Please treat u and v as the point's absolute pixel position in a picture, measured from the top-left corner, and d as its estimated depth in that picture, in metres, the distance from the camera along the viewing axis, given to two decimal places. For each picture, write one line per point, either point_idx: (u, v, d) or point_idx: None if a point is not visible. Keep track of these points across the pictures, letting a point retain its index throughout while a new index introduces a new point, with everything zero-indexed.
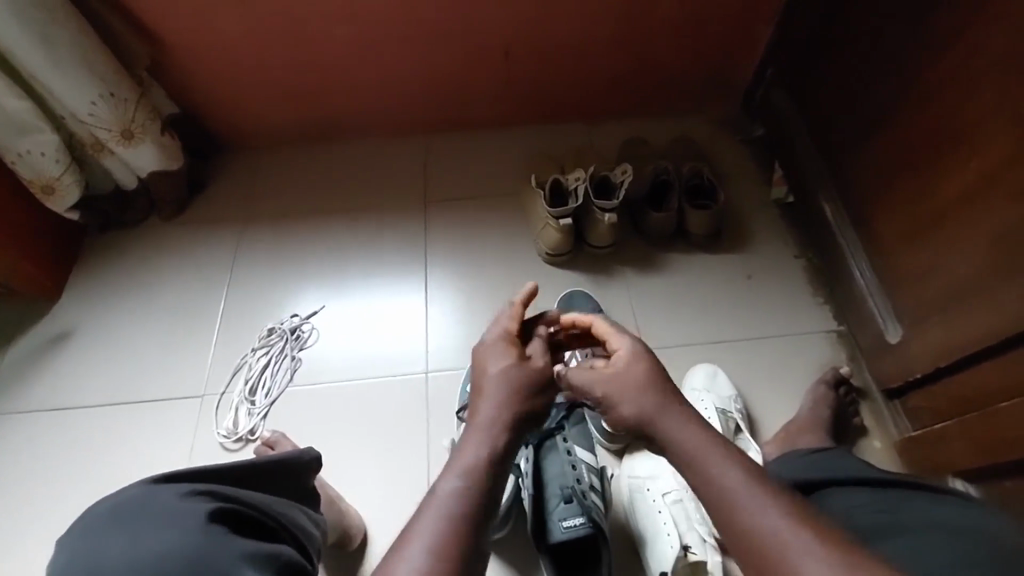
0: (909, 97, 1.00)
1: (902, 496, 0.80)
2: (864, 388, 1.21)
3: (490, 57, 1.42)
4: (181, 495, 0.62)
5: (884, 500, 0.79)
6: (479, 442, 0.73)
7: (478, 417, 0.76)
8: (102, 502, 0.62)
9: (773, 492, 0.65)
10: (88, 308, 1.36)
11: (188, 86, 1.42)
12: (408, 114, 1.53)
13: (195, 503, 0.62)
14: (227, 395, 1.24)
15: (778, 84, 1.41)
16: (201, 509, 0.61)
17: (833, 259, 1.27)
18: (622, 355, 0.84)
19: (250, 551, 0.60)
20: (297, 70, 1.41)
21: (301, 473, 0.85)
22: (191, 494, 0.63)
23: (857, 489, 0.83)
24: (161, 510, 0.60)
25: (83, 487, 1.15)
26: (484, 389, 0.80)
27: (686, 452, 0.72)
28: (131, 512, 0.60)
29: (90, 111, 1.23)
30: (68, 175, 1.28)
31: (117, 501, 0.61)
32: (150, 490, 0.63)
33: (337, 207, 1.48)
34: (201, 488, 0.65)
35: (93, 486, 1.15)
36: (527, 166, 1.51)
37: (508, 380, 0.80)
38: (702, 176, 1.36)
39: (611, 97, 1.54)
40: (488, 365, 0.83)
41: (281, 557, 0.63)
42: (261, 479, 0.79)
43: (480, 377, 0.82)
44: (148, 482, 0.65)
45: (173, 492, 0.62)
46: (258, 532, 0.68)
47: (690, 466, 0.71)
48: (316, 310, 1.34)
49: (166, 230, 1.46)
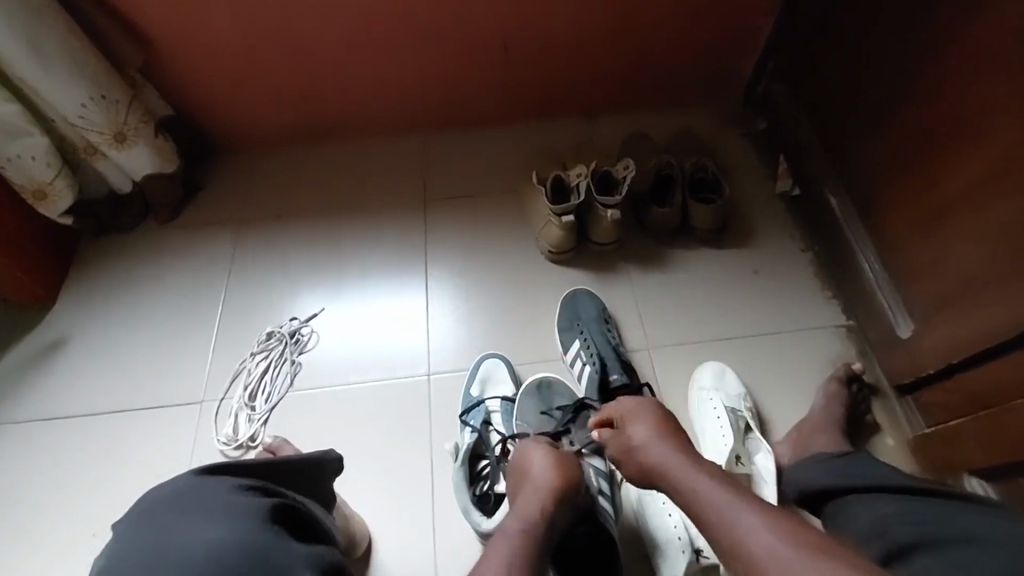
0: (918, 86, 0.97)
1: (935, 505, 0.78)
2: (875, 383, 1.18)
3: (488, 52, 1.39)
4: (234, 490, 0.65)
5: (919, 510, 0.78)
6: (522, 514, 0.79)
7: (522, 498, 0.82)
8: (160, 491, 0.66)
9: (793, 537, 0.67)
10: (83, 314, 1.34)
11: (181, 87, 1.39)
12: (407, 112, 1.50)
13: (248, 497, 0.65)
14: (226, 401, 1.22)
15: (780, 76, 1.39)
16: (258, 503, 0.64)
17: (842, 252, 1.24)
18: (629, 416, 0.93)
19: (303, 548, 0.63)
20: (293, 69, 1.38)
21: (326, 474, 0.85)
22: (243, 489, 0.66)
23: (890, 496, 0.83)
24: (220, 502, 0.63)
25: (84, 496, 1.13)
26: (525, 473, 0.87)
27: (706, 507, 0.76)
28: (190, 501, 0.63)
29: (80, 114, 1.20)
30: (61, 178, 1.25)
31: (174, 492, 0.65)
32: (206, 481, 0.66)
33: (335, 208, 1.45)
34: (253, 483, 0.68)
35: (95, 497, 1.13)
36: (527, 163, 1.49)
37: (540, 477, 0.84)
38: (706, 168, 1.33)
39: (610, 91, 1.52)
40: (529, 453, 0.89)
41: (328, 557, 0.65)
42: (290, 480, 0.79)
43: (523, 471, 0.87)
44: (198, 475, 0.67)
45: (228, 487, 0.65)
46: (303, 529, 0.70)
47: (713, 518, 0.74)
48: (315, 313, 1.31)
49: (162, 234, 1.44)
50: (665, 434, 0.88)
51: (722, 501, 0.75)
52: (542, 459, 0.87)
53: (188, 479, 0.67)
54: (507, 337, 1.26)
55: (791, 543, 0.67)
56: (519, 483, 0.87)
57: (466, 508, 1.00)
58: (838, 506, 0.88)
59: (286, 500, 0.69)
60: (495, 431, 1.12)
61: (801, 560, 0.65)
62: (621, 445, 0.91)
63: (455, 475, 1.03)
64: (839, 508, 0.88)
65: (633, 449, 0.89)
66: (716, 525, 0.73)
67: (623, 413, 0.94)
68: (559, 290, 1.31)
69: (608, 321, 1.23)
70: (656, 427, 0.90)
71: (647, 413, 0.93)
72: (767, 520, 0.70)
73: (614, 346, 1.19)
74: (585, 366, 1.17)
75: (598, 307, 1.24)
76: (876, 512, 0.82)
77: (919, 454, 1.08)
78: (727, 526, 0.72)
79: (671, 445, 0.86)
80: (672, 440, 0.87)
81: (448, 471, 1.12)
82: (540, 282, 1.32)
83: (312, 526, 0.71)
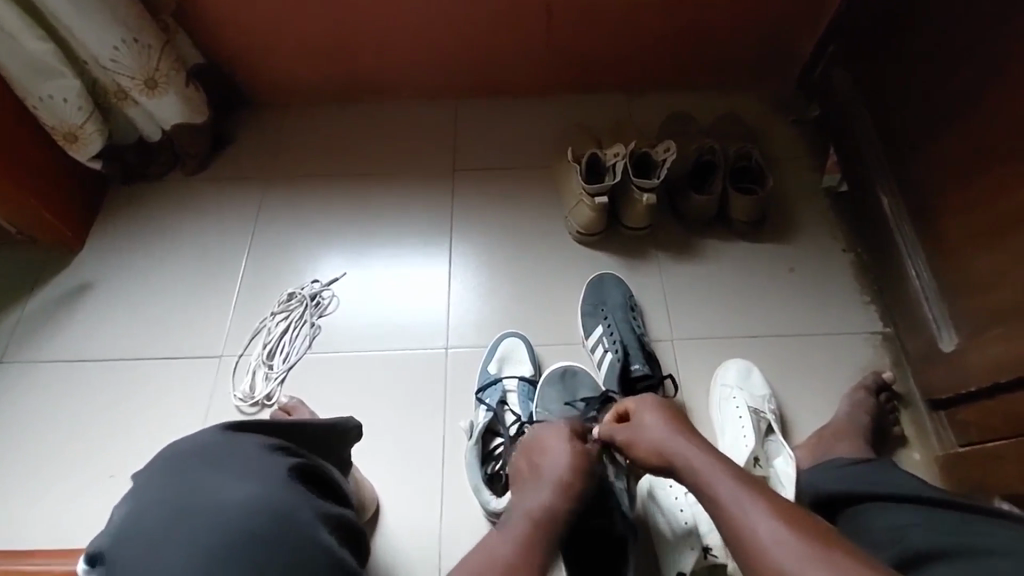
0: (998, 82, 0.89)
1: (954, 518, 0.76)
2: (906, 396, 1.14)
3: (530, 16, 1.32)
4: (262, 448, 0.66)
5: (935, 520, 0.76)
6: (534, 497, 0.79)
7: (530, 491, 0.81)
8: (188, 441, 0.66)
9: (817, 544, 0.64)
10: (109, 260, 1.35)
11: (213, 35, 1.36)
12: (440, 76, 1.45)
13: (274, 456, 0.66)
14: (245, 357, 1.22)
15: (839, 60, 1.29)
16: (281, 463, 0.65)
17: (888, 258, 1.18)
18: (649, 411, 0.88)
19: (321, 508, 0.65)
20: (326, 23, 1.34)
21: (348, 445, 0.84)
22: (270, 448, 0.67)
23: (906, 507, 0.81)
24: (245, 461, 0.63)
25: (108, 435, 1.16)
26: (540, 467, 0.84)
27: (722, 501, 0.72)
28: (215, 456, 0.64)
29: (111, 57, 1.18)
30: (91, 123, 1.25)
31: (199, 443, 0.65)
32: (231, 436, 0.67)
33: (362, 172, 1.42)
34: (277, 442, 0.68)
35: (118, 438, 1.16)
36: (561, 138, 1.43)
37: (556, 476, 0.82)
38: (750, 158, 1.26)
39: (656, 67, 1.44)
40: (550, 448, 0.86)
41: (342, 520, 0.67)
42: (311, 442, 0.78)
43: (541, 458, 0.85)
44: (224, 428, 0.68)
45: (255, 443, 0.66)
46: (322, 490, 0.71)
47: (726, 514, 0.71)
48: (337, 277, 1.30)
49: (189, 186, 1.43)
50: (677, 425, 0.84)
51: (731, 495, 0.72)
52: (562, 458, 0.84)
53: (212, 433, 0.67)
54: (528, 316, 1.23)
55: (801, 548, 0.64)
56: (531, 469, 0.85)
57: (477, 487, 1.02)
58: (853, 514, 0.85)
59: (307, 461, 0.70)
60: (511, 411, 1.11)
61: (808, 566, 0.62)
62: (627, 433, 0.88)
63: (469, 453, 1.04)
64: (855, 518, 0.84)
65: (640, 430, 0.86)
66: (724, 516, 0.72)
67: (634, 406, 0.90)
68: (584, 273, 1.27)
69: (633, 309, 1.19)
70: (673, 421, 0.85)
71: (660, 406, 0.88)
72: (775, 519, 0.68)
73: (637, 334, 1.16)
74: (606, 353, 1.14)
75: (625, 293, 1.21)
76: (895, 523, 0.79)
77: (947, 471, 1.04)
78: (739, 524, 0.69)
79: (680, 427, 0.84)
80: (686, 432, 0.83)
81: (460, 446, 1.12)
82: (566, 263, 1.29)
83: (329, 487, 0.72)
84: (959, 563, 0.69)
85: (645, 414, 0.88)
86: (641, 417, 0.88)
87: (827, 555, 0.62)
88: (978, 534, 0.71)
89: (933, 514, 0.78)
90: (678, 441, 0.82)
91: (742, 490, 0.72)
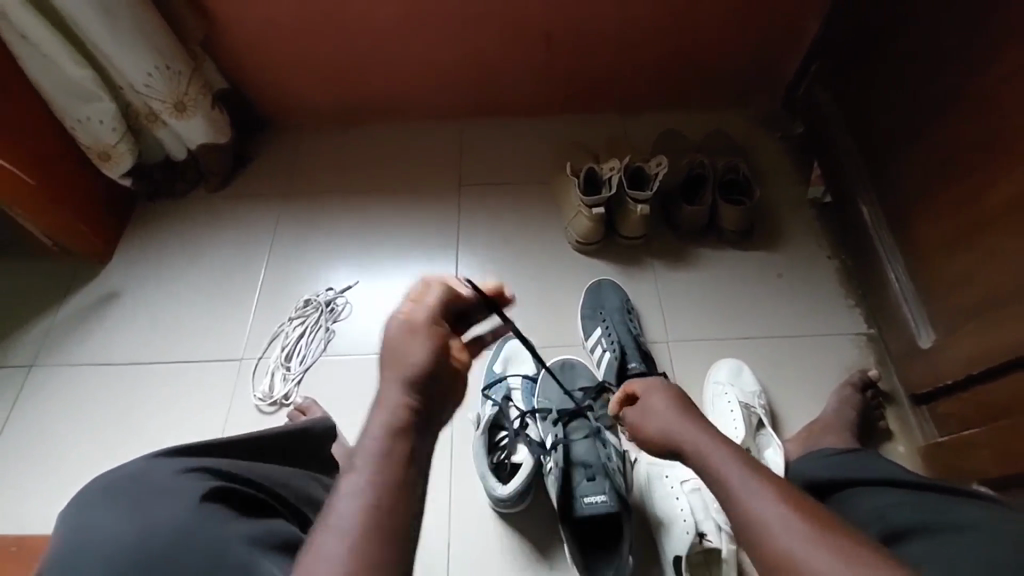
0: (959, 99, 0.98)
1: (930, 500, 0.81)
2: (891, 393, 1.20)
3: (531, 44, 1.43)
4: (177, 475, 0.66)
5: (914, 501, 0.82)
6: (367, 454, 0.56)
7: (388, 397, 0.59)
8: (110, 475, 0.67)
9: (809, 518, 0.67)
10: (136, 270, 1.43)
11: (237, 63, 1.47)
12: (447, 98, 1.55)
13: (188, 481, 0.66)
14: (263, 360, 1.29)
15: (821, 81, 1.39)
16: (191, 487, 0.65)
17: (870, 263, 1.25)
18: (656, 394, 0.93)
19: (240, 527, 0.63)
20: (343, 51, 1.45)
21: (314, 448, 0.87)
22: (186, 473, 0.67)
23: (889, 489, 0.86)
24: (156, 492, 0.64)
25: (133, 433, 1.22)
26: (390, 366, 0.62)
27: (725, 484, 0.76)
28: (127, 486, 0.65)
29: (146, 82, 1.28)
30: (124, 143, 1.34)
31: (118, 478, 0.66)
32: (151, 465, 0.68)
33: (374, 187, 1.51)
34: (195, 465, 0.69)
35: (142, 437, 1.22)
36: (561, 155, 1.52)
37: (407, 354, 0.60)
38: (738, 170, 1.34)
39: (649, 88, 1.54)
40: (395, 349, 0.61)
41: (271, 536, 0.64)
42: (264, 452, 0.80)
43: (391, 358, 0.61)
44: (149, 457, 0.70)
45: (170, 472, 0.66)
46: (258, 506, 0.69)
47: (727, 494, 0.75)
48: (350, 285, 1.38)
49: (211, 201, 1.52)
50: (687, 411, 0.88)
51: (734, 477, 0.76)
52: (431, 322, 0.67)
53: (135, 465, 0.68)
54: (531, 320, 1.30)
55: (796, 524, 0.67)
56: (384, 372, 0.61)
57: (483, 474, 1.06)
58: (840, 496, 0.90)
59: (233, 482, 0.69)
60: (515, 406, 1.15)
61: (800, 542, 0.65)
62: (636, 417, 0.94)
63: (476, 442, 1.09)
64: (842, 500, 0.89)
65: (650, 415, 0.91)
66: (725, 495, 0.75)
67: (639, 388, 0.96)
68: (584, 279, 1.35)
69: (630, 311, 1.26)
70: (682, 407, 0.89)
71: (668, 391, 0.93)
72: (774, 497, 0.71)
73: (634, 334, 1.22)
74: (604, 352, 1.21)
75: (622, 297, 1.28)
76: (876, 503, 0.84)
77: (929, 461, 1.10)
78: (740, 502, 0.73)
79: (688, 414, 0.88)
80: (695, 418, 0.87)
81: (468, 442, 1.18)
82: (566, 270, 1.36)
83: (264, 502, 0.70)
84: (942, 543, 0.73)
85: (653, 398, 0.93)
86: (648, 401, 0.93)
87: (818, 530, 0.65)
88: (961, 519, 0.76)
89: (917, 497, 0.82)
90: (687, 429, 0.85)
91: (744, 472, 0.76)
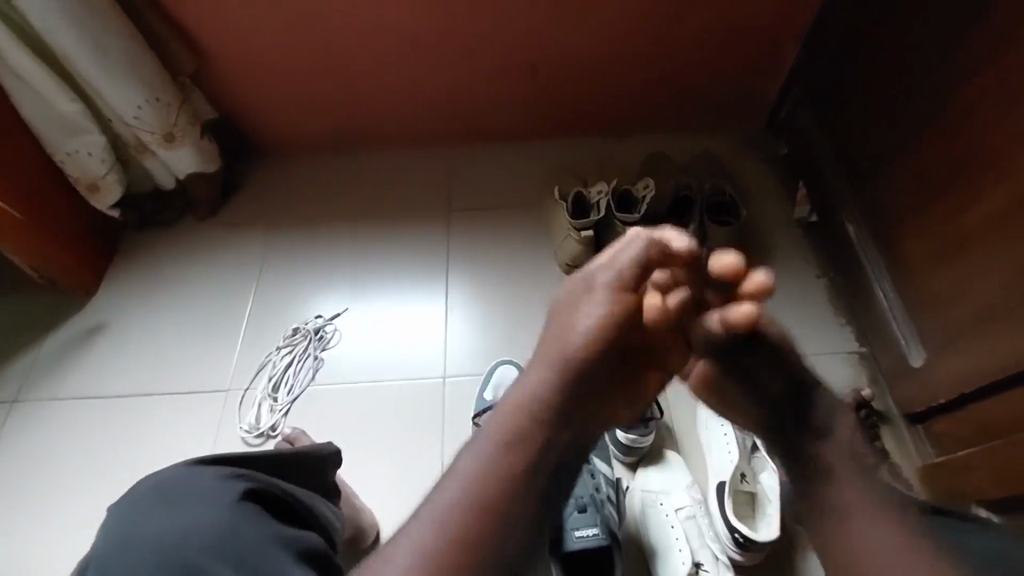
0: (939, 121, 1.00)
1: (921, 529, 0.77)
2: (885, 412, 1.19)
3: (518, 71, 1.45)
4: (221, 477, 0.70)
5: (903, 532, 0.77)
6: (503, 423, 0.76)
7: (522, 391, 0.77)
8: (153, 478, 0.70)
9: None
10: (122, 302, 1.41)
11: (227, 93, 1.48)
12: (436, 124, 1.56)
13: (233, 484, 0.69)
14: (250, 391, 1.27)
15: (802, 103, 1.41)
16: (231, 491, 0.68)
17: (857, 281, 1.26)
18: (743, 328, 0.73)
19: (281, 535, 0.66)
20: (333, 80, 1.46)
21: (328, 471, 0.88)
22: (230, 476, 0.70)
23: None
24: (203, 492, 0.67)
25: (103, 458, 1.22)
26: (570, 323, 0.78)
27: None
28: (175, 489, 0.67)
29: (135, 115, 1.29)
30: (112, 174, 1.35)
31: (165, 478, 0.69)
32: (193, 471, 0.70)
33: (363, 213, 1.51)
34: (236, 471, 0.71)
35: (133, 459, 1.21)
36: (549, 179, 1.53)
37: (568, 352, 0.77)
38: (724, 193, 1.37)
39: (635, 112, 1.55)
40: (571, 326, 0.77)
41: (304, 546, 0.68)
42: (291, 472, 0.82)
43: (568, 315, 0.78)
44: (190, 462, 0.72)
45: (213, 474, 0.70)
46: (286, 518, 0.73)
47: None
48: (339, 312, 1.37)
49: (199, 230, 1.51)
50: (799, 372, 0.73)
51: None
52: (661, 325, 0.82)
53: (180, 467, 0.71)
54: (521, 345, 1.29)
55: None
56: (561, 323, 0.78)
57: None
58: None
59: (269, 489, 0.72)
60: None
61: None
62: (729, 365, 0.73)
63: None
64: None
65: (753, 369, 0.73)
66: None
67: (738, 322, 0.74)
68: None
69: None
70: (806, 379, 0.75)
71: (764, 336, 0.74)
72: None
73: None
74: None
75: None
76: None
77: (928, 482, 1.09)
78: None
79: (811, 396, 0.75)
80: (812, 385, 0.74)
81: None
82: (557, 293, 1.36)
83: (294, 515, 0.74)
84: None
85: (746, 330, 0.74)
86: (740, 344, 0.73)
87: None
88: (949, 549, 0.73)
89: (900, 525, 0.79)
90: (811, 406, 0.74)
91: None
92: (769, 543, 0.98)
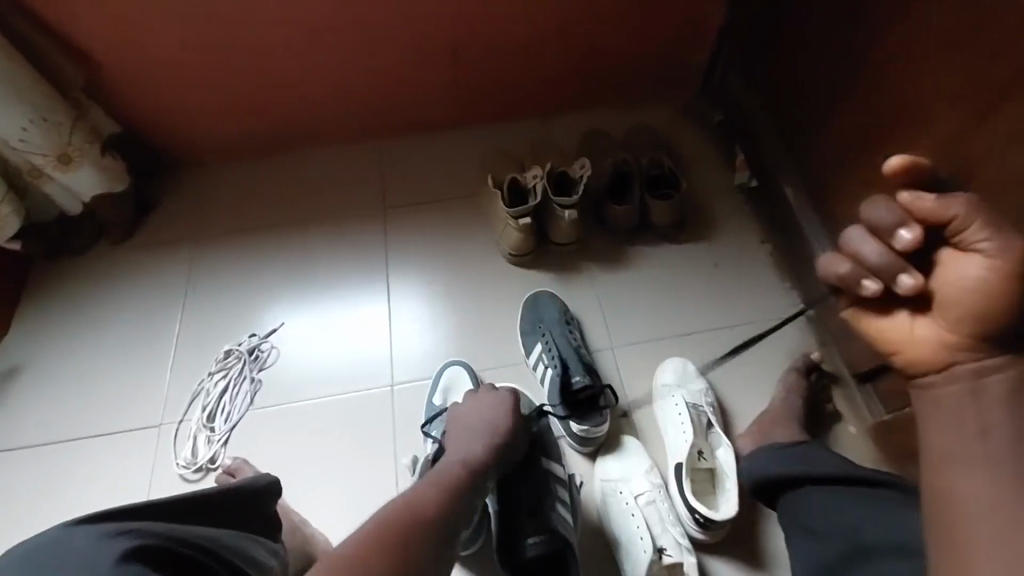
0: (862, 75, 0.97)
1: (876, 500, 0.83)
2: (835, 373, 1.17)
3: (439, 56, 1.38)
4: (103, 535, 0.59)
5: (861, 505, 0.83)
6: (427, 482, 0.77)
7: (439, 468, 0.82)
8: (24, 545, 0.60)
9: None
10: (34, 343, 1.30)
11: (127, 105, 1.36)
12: (360, 119, 1.48)
13: (117, 541, 0.58)
14: (184, 424, 1.19)
15: (733, 67, 1.38)
16: (109, 551, 0.57)
17: (798, 244, 1.24)
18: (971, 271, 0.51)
19: None
20: (241, 81, 1.36)
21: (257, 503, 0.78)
22: (114, 532, 0.59)
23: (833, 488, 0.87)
24: (75, 558, 0.56)
25: (24, 515, 1.12)
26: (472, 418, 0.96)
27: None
28: (46, 559, 0.57)
29: (20, 137, 1.17)
30: (5, 205, 1.22)
31: (39, 545, 0.59)
32: (71, 532, 0.60)
33: (293, 220, 1.43)
34: (121, 526, 0.60)
35: (57, 513, 1.12)
36: (485, 167, 1.47)
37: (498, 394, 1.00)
38: (662, 165, 1.32)
39: (568, 89, 1.50)
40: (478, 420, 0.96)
41: None
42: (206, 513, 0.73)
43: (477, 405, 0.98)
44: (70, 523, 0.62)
45: (93, 533, 0.59)
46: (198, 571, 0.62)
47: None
48: (276, 327, 1.29)
49: (115, 255, 1.40)
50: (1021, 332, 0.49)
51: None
52: (901, 235, 0.54)
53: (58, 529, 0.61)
54: (470, 344, 1.25)
55: None
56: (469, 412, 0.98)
57: None
58: (792, 499, 0.90)
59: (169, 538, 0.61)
60: None
61: None
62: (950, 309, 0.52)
63: None
64: (793, 503, 0.89)
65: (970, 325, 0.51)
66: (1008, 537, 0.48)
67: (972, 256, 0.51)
68: (521, 293, 1.30)
69: (570, 322, 1.22)
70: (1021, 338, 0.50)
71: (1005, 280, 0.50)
72: None
73: (575, 346, 1.18)
74: (547, 369, 1.15)
75: (560, 307, 1.24)
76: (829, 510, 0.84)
77: (882, 442, 1.09)
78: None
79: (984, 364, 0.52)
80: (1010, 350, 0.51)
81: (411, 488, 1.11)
82: (502, 285, 1.31)
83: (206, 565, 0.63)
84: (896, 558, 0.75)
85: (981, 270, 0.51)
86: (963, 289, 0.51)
87: None
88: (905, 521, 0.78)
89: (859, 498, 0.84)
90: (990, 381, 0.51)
91: None
92: (728, 519, 0.99)
